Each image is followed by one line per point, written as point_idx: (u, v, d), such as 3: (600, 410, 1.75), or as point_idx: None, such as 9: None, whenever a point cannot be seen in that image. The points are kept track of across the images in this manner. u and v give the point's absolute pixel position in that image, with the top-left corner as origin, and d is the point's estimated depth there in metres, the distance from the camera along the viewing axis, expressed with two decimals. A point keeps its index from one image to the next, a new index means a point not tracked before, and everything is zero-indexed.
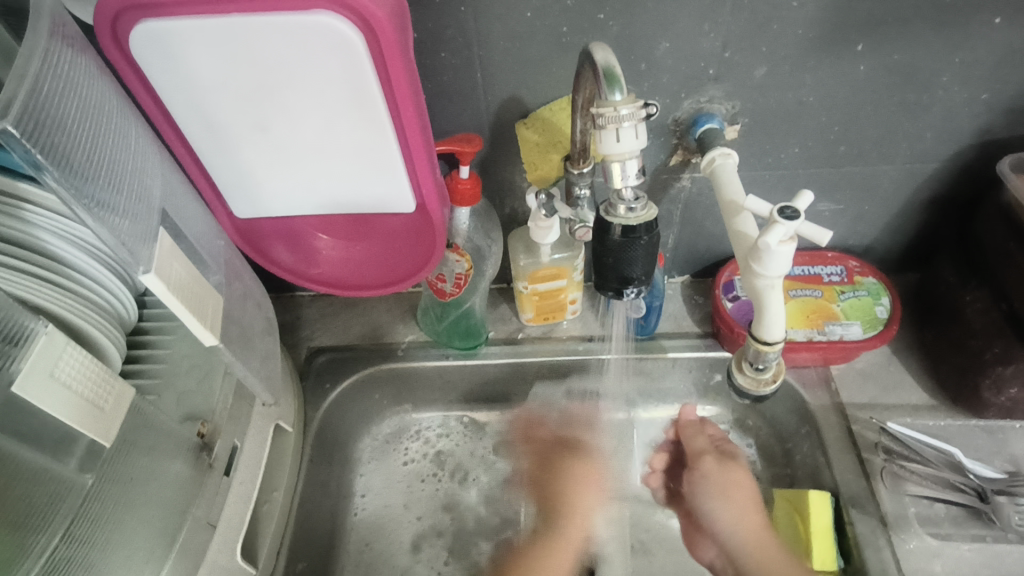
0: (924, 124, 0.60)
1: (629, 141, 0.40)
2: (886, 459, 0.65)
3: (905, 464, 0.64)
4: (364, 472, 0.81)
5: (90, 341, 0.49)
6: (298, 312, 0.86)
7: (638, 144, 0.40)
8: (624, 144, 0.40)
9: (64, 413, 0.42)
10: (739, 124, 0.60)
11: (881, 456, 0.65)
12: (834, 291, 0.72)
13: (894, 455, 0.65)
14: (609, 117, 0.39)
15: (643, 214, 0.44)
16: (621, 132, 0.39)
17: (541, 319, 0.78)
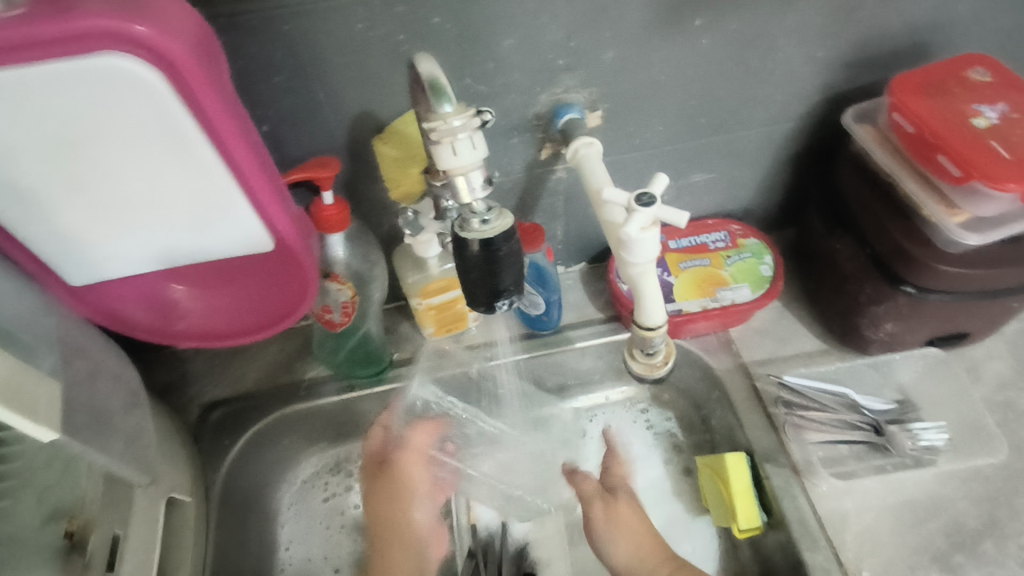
0: (771, 88, 0.61)
1: (468, 153, 0.39)
2: (788, 412, 0.67)
3: (803, 414, 0.67)
4: (285, 521, 0.75)
5: None
6: (183, 367, 0.77)
7: (476, 155, 0.39)
8: (462, 157, 0.39)
9: None
10: (600, 110, 0.59)
11: (783, 410, 0.68)
12: (720, 256, 0.74)
13: (794, 407, 0.67)
14: (441, 130, 0.38)
15: (499, 224, 0.42)
16: (457, 145, 0.38)
17: (443, 332, 0.75)
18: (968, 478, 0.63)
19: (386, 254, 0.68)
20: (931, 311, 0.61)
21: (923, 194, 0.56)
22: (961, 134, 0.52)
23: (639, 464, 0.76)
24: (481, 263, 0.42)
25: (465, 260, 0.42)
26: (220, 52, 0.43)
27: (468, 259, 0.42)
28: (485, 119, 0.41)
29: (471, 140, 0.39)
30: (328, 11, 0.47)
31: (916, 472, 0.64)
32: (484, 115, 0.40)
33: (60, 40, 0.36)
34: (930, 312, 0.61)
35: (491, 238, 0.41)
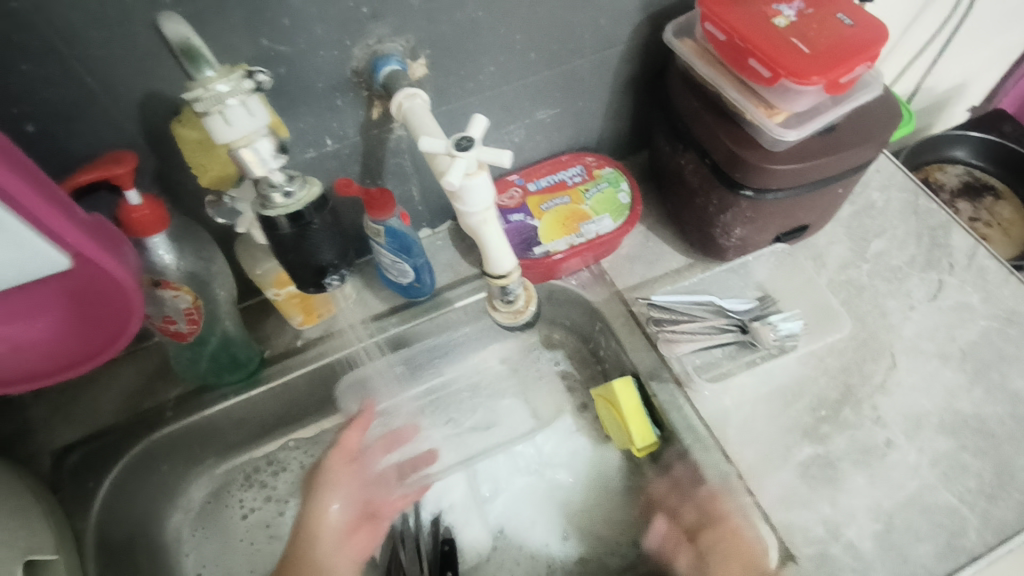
0: (593, 12, 0.61)
1: (243, 122, 0.37)
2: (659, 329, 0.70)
3: (674, 328, 0.69)
4: (190, 550, 0.71)
5: None
6: (24, 414, 0.68)
7: (255, 121, 0.37)
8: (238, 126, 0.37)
9: None
10: (423, 57, 0.56)
11: (653, 328, 0.70)
12: (579, 191, 0.74)
13: (664, 323, 0.70)
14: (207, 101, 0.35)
15: (304, 195, 0.42)
16: (227, 112, 0.36)
17: (315, 318, 0.72)
18: (825, 356, 0.69)
19: (225, 249, 0.63)
20: (772, 210, 0.64)
21: (743, 98, 0.57)
22: (766, 35, 0.54)
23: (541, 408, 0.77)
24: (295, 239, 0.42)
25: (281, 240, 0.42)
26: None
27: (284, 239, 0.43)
28: (263, 78, 0.39)
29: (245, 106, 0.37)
30: None
31: (783, 361, 0.69)
32: (256, 77, 0.37)
33: None
34: (771, 211, 0.64)
35: (301, 211, 0.42)
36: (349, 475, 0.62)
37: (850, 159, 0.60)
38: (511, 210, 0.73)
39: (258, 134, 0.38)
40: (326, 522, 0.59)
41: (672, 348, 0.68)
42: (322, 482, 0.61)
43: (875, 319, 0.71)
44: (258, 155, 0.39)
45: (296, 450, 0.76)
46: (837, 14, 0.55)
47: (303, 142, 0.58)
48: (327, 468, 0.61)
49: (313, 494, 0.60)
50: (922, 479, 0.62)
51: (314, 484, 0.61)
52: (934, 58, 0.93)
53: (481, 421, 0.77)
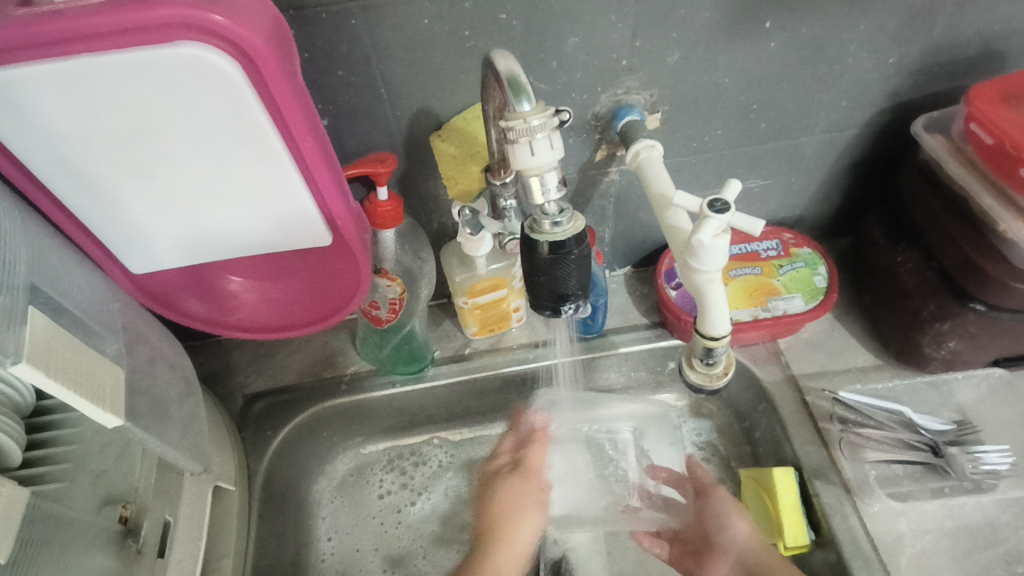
0: (837, 92, 0.60)
1: (545, 153, 0.36)
2: (842, 428, 0.65)
3: (860, 431, 0.64)
4: (326, 514, 0.77)
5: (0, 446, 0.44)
6: (228, 355, 0.78)
7: (555, 155, 0.36)
8: (537, 157, 0.37)
9: None
10: (660, 112, 0.59)
11: (837, 426, 0.65)
12: (772, 265, 0.72)
13: (849, 424, 0.65)
14: (520, 129, 0.35)
15: (572, 227, 0.39)
16: (534, 143, 0.35)
17: (486, 332, 0.75)
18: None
19: (435, 251, 0.68)
20: (1003, 331, 0.58)
21: (1000, 208, 0.53)
22: None
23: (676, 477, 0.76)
24: (547, 267, 0.39)
25: (533, 262, 0.40)
26: (290, 39, 0.43)
27: (536, 261, 0.40)
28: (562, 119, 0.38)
29: (550, 140, 0.36)
30: (398, 4, 0.47)
31: (976, 499, 0.61)
32: (563, 114, 0.36)
33: (139, 27, 0.36)
34: (1000, 331, 0.58)
35: (563, 241, 0.38)
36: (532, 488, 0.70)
37: None
38: None
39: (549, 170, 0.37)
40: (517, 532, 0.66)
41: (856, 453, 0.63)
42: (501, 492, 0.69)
43: None
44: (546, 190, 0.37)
45: (439, 446, 0.82)
46: None
47: None
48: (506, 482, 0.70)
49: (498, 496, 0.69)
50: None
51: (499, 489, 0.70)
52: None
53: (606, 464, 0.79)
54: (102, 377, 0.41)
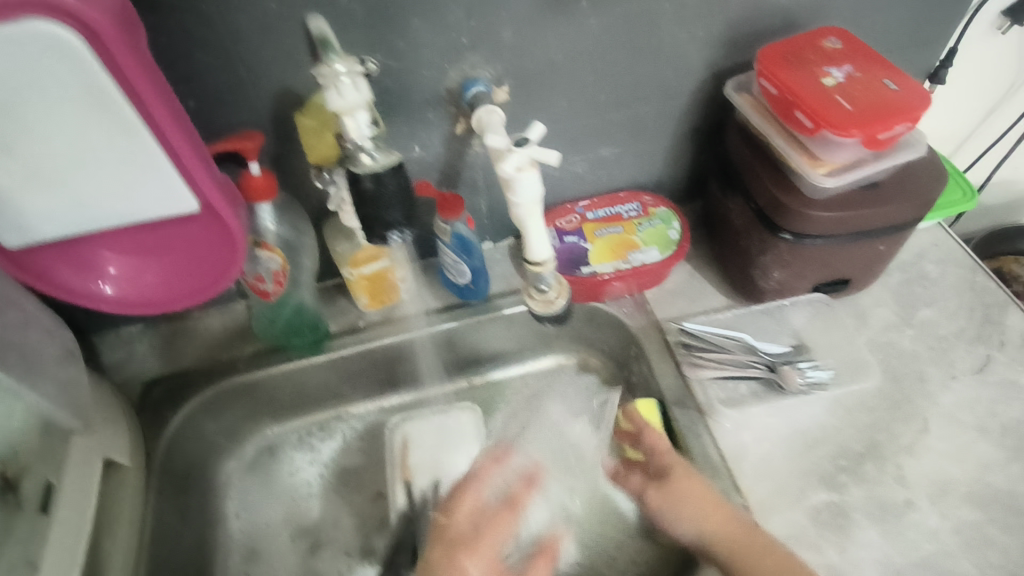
0: (662, 62, 0.69)
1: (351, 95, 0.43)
2: (685, 352, 0.74)
3: (700, 353, 0.73)
4: (234, 494, 0.80)
5: None
6: (128, 346, 0.80)
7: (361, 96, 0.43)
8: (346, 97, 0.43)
9: None
10: (507, 85, 0.66)
11: (681, 350, 0.74)
12: (633, 224, 0.80)
13: (692, 348, 0.74)
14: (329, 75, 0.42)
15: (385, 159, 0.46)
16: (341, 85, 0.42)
17: (378, 303, 0.80)
18: (852, 409, 0.69)
19: (317, 229, 0.74)
20: (810, 256, 0.68)
21: (788, 147, 0.62)
22: (814, 91, 0.58)
23: None
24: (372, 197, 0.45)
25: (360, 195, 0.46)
26: (138, 21, 0.48)
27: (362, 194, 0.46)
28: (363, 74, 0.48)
29: (353, 85, 0.44)
30: None
31: (808, 407, 0.70)
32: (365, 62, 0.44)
33: None
34: (809, 256, 0.68)
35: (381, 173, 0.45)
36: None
37: (887, 217, 0.64)
38: (565, 232, 0.80)
39: (353, 130, 0.45)
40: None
41: (695, 371, 0.72)
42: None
43: (912, 383, 0.71)
44: (368, 157, 0.46)
45: (344, 421, 0.86)
46: (884, 80, 0.58)
47: (395, 145, 0.68)
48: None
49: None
50: (940, 545, 0.60)
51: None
52: (987, 145, 0.96)
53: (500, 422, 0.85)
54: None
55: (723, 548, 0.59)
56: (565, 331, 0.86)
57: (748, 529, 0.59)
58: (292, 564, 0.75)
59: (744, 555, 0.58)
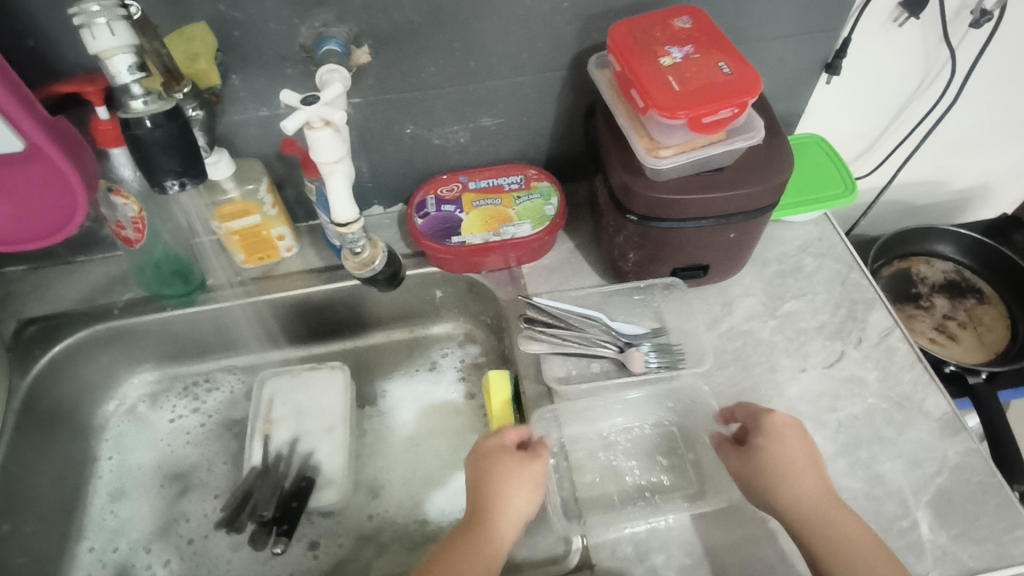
0: (530, 33, 0.68)
1: (106, 38, 0.48)
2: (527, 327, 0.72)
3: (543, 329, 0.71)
4: (108, 437, 0.82)
5: None
6: (10, 286, 0.82)
7: (115, 38, 0.48)
8: (102, 41, 0.48)
9: None
10: (366, 46, 0.66)
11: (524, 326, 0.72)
12: (512, 197, 0.81)
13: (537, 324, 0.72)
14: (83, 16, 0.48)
15: (154, 105, 0.51)
16: (93, 27, 0.48)
17: (255, 260, 0.81)
18: (697, 392, 0.69)
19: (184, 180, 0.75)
20: (660, 240, 0.67)
21: (627, 127, 0.62)
22: (648, 70, 0.58)
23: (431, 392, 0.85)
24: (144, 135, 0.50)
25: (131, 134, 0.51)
26: None
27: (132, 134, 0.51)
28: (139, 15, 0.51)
29: (110, 27, 0.48)
30: None
31: (656, 389, 0.70)
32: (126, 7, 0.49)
33: None
34: (661, 240, 0.67)
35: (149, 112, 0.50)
36: (537, 471, 0.60)
37: (741, 201, 0.63)
38: (443, 201, 0.80)
39: (115, 82, 0.51)
40: (507, 518, 0.57)
41: (530, 345, 0.70)
42: (496, 483, 0.59)
43: (762, 373, 0.70)
44: (135, 103, 0.51)
45: (231, 374, 0.86)
46: (719, 62, 0.58)
47: (258, 100, 0.68)
48: (506, 491, 0.58)
49: (490, 499, 0.58)
50: (750, 529, 0.60)
51: (494, 489, 0.58)
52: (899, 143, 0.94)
53: (377, 384, 0.85)
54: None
55: (827, 530, 0.54)
56: (451, 300, 0.86)
57: (838, 513, 0.56)
58: (157, 507, 0.75)
59: (822, 530, 0.55)
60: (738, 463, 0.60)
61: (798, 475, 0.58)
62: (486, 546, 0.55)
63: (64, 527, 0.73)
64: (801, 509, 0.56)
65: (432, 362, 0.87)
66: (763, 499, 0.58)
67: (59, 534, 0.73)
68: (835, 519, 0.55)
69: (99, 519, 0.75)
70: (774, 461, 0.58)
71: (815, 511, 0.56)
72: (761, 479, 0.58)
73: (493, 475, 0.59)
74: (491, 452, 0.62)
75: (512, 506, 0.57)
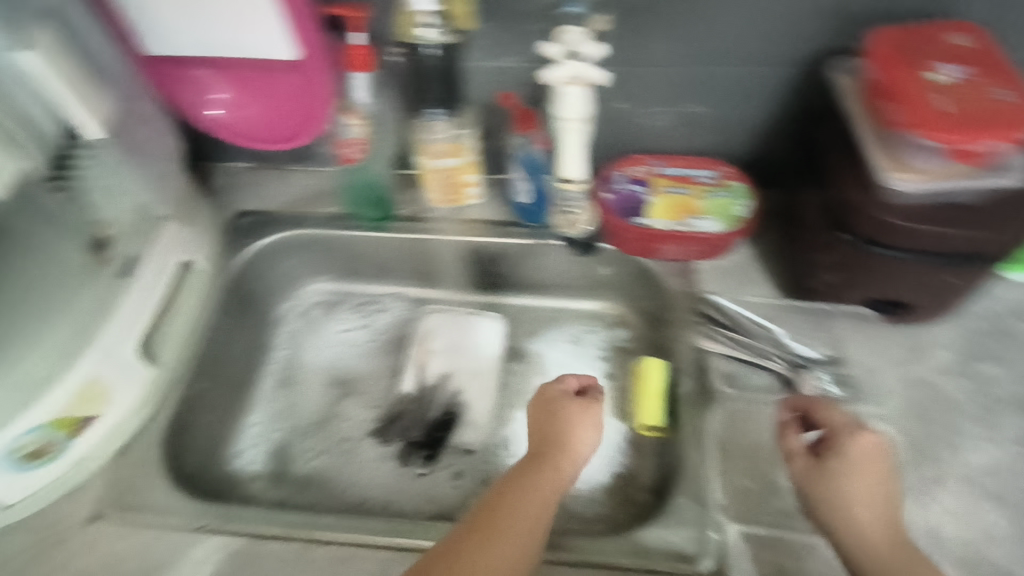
0: (770, 26, 0.66)
1: None
2: (701, 322, 0.73)
3: (718, 328, 0.72)
4: (284, 330, 0.90)
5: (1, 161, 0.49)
6: (231, 181, 0.92)
7: None
8: None
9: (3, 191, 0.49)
10: (604, 13, 0.66)
11: (698, 319, 0.74)
12: (702, 189, 0.79)
13: (711, 321, 0.73)
14: None
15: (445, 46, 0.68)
16: None
17: (446, 201, 0.84)
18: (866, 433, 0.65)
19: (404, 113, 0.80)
20: (870, 268, 0.63)
21: (869, 143, 0.59)
22: (913, 83, 0.54)
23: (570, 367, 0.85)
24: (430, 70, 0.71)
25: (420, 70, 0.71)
26: None
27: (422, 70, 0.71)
28: None
29: None
30: None
31: None
32: None
33: None
34: (872, 267, 0.63)
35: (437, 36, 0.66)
36: (600, 412, 0.65)
37: (972, 244, 0.58)
38: (633, 180, 0.80)
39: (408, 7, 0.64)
40: (577, 453, 0.61)
41: (703, 341, 0.71)
42: (568, 423, 0.63)
43: (942, 432, 0.65)
44: (427, 31, 0.65)
45: (400, 300, 0.93)
46: (996, 88, 0.54)
47: (489, 50, 0.71)
48: (576, 429, 0.63)
49: (562, 436, 0.62)
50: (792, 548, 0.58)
51: (563, 428, 0.63)
52: None
53: (524, 343, 0.88)
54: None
55: (875, 559, 0.53)
56: (612, 279, 0.86)
57: (898, 543, 0.53)
58: (318, 402, 0.83)
59: (874, 561, 0.52)
60: (802, 471, 0.59)
61: (856, 493, 0.55)
62: (551, 473, 0.59)
63: (238, 397, 0.82)
64: (857, 534, 0.54)
65: (581, 334, 0.88)
66: (816, 513, 0.56)
67: (233, 403, 0.82)
68: (895, 549, 0.53)
69: (266, 401, 0.84)
70: (834, 477, 0.56)
71: (876, 540, 0.53)
72: (823, 495, 0.56)
73: (557, 419, 0.63)
74: (552, 398, 0.66)
75: (583, 441, 0.62)
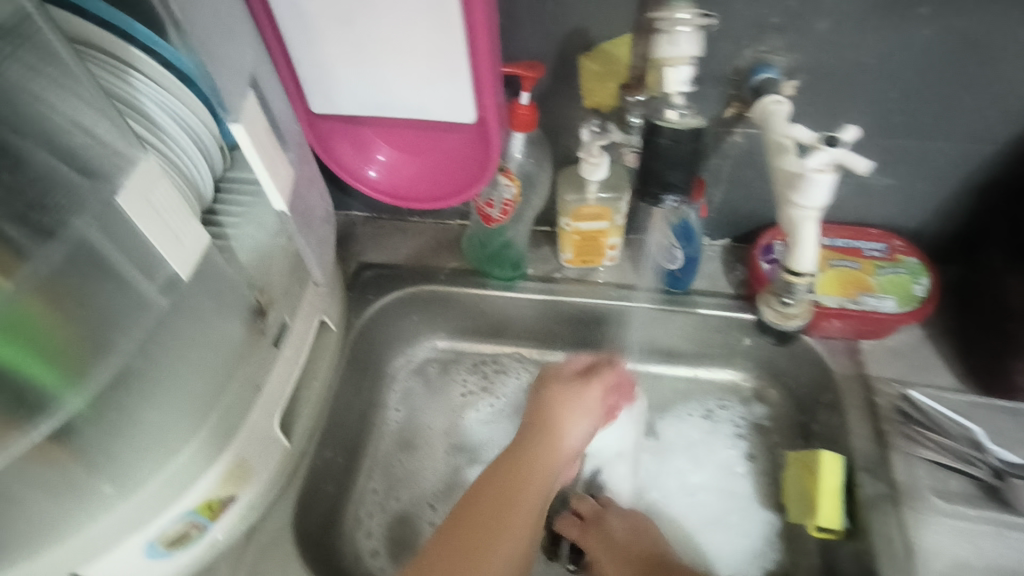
0: (982, 99, 0.61)
1: (684, 46, 0.54)
2: (903, 422, 0.66)
3: (923, 430, 0.65)
4: (397, 389, 0.85)
5: (186, 231, 0.47)
6: (352, 228, 0.88)
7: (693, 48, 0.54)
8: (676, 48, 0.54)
9: (180, 263, 0.47)
10: (798, 80, 0.61)
11: (897, 419, 0.66)
12: (873, 265, 0.73)
13: (911, 420, 0.66)
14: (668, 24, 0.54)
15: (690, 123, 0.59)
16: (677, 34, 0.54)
17: (579, 262, 0.80)
18: None
19: (552, 171, 0.75)
20: None
21: None
22: None
23: (708, 447, 0.78)
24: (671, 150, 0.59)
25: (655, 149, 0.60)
26: None
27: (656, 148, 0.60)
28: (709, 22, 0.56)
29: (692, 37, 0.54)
30: None
31: None
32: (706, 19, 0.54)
33: None
34: None
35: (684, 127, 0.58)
36: (592, 397, 0.68)
37: None
38: None
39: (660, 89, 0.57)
40: (564, 441, 0.65)
41: (910, 444, 0.64)
42: (552, 412, 0.67)
43: None
44: (673, 113, 0.59)
45: (519, 362, 0.88)
46: None
47: None
48: (566, 418, 0.66)
49: (548, 423, 0.66)
50: None
51: (554, 416, 0.66)
52: None
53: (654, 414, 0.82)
54: (186, 229, 0.47)
55: None
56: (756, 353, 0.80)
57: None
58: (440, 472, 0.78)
59: None
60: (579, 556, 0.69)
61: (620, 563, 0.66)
62: (525, 476, 0.62)
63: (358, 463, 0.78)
64: None
65: (718, 408, 0.81)
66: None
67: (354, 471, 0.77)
68: None
69: (385, 467, 0.78)
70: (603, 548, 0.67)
71: None
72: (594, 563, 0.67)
73: (552, 405, 0.67)
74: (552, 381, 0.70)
75: (572, 429, 0.66)
